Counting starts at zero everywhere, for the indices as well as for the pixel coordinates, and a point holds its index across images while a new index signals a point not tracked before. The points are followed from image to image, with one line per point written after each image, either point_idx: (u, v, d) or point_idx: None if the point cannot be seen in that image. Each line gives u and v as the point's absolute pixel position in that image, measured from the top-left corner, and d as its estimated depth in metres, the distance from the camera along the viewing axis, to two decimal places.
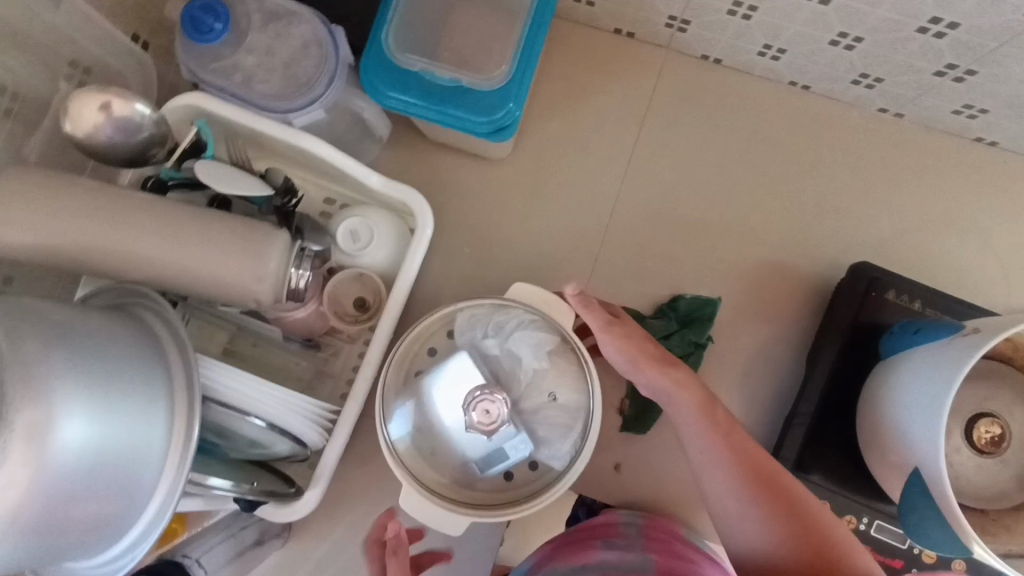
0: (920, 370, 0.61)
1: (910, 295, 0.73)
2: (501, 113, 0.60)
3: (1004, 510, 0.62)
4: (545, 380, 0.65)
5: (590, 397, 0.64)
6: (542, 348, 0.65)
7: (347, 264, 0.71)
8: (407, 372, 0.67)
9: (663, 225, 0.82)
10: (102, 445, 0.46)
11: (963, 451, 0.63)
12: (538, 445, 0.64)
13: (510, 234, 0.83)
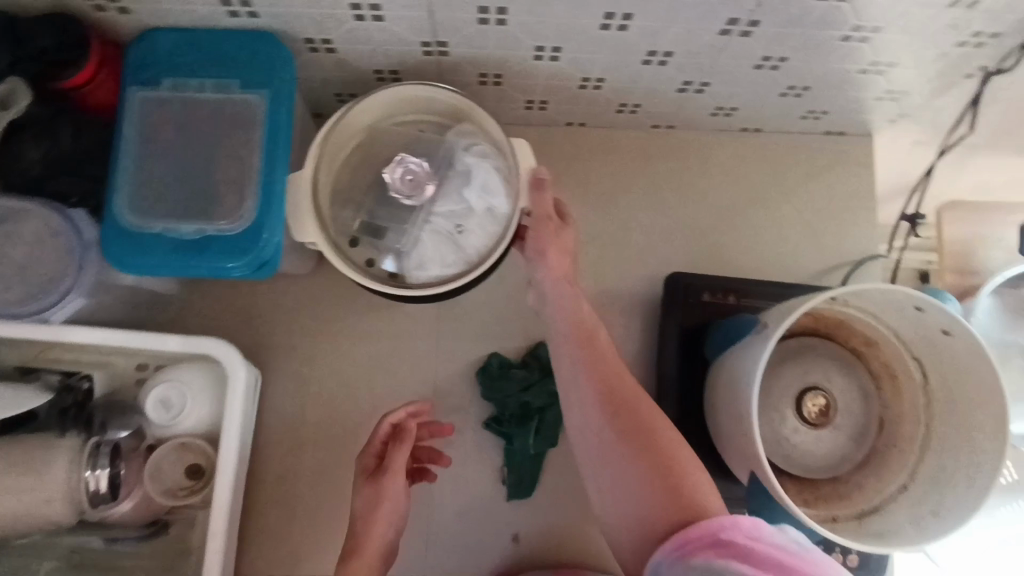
0: (735, 366, 0.64)
1: (724, 290, 0.77)
2: (257, 249, 0.61)
3: (850, 471, 0.69)
4: (469, 220, 0.69)
5: (491, 252, 0.67)
6: (486, 199, 0.69)
7: (166, 436, 0.67)
8: (348, 140, 0.72)
9: (492, 289, 0.83)
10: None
11: (801, 429, 0.69)
12: (425, 233, 0.69)
13: (345, 340, 0.81)
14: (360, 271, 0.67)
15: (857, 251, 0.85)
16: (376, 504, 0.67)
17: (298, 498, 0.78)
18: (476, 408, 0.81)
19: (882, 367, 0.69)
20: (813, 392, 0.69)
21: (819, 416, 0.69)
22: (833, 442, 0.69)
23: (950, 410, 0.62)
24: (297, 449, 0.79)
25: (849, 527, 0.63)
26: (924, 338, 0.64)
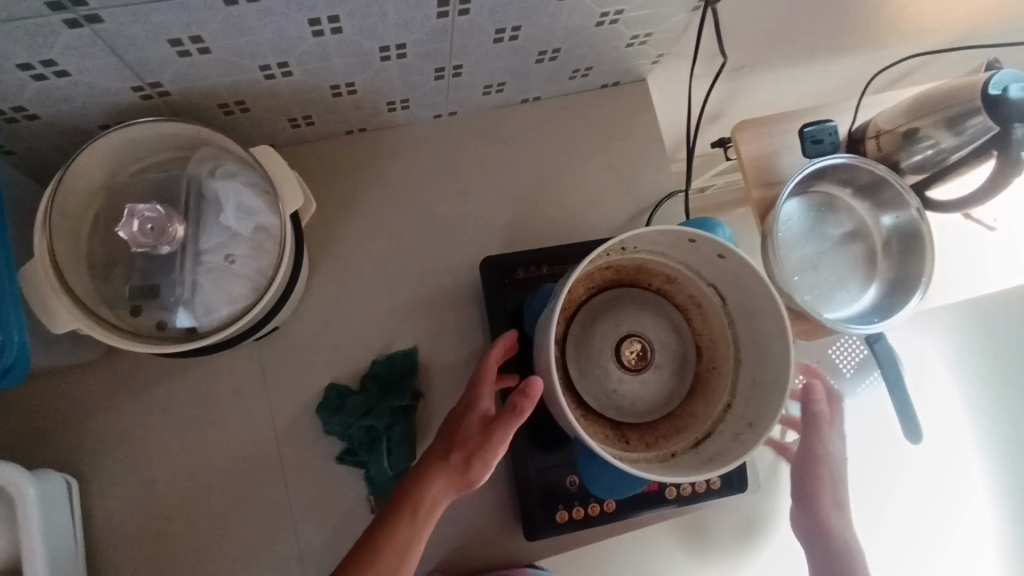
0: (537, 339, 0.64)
1: (536, 262, 0.79)
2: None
3: (682, 403, 0.72)
4: (237, 245, 0.64)
5: (274, 272, 0.62)
6: (250, 217, 0.64)
7: None
8: (86, 204, 0.66)
9: (312, 319, 0.80)
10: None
11: (623, 377, 0.73)
12: (200, 274, 0.63)
13: (165, 413, 0.76)
14: (138, 340, 0.61)
15: (659, 190, 0.88)
16: (476, 456, 0.62)
17: None
18: (326, 444, 0.78)
19: (688, 300, 0.72)
20: (627, 341, 0.74)
21: (639, 361, 0.74)
22: (657, 382, 0.74)
23: (750, 323, 0.65)
24: (140, 542, 0.73)
25: (687, 459, 0.65)
26: (708, 264, 0.65)
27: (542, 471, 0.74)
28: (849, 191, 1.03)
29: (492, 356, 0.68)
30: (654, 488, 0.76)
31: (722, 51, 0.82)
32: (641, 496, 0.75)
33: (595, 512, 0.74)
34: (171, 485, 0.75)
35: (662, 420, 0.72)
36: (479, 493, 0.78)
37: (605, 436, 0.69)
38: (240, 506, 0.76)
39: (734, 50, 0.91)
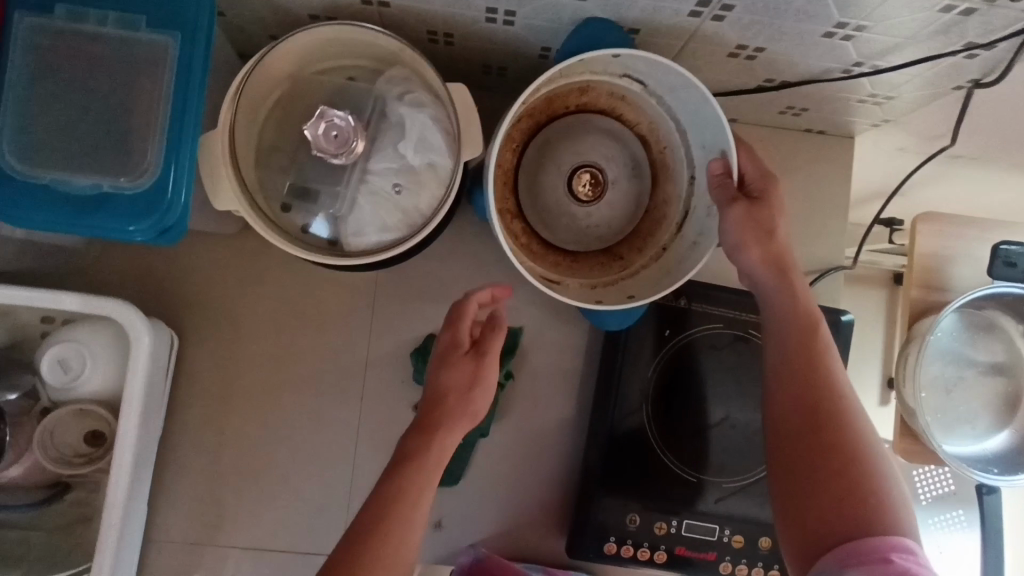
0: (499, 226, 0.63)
1: (676, 292, 0.73)
2: (161, 209, 0.56)
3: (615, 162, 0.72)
4: (406, 176, 0.62)
5: (433, 216, 0.60)
6: (427, 152, 0.61)
7: (64, 400, 0.63)
8: (271, 89, 0.65)
9: (435, 267, 0.79)
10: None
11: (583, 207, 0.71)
12: (360, 191, 0.62)
13: (272, 305, 0.77)
14: (288, 239, 0.61)
15: (822, 259, 0.81)
16: (476, 392, 0.60)
17: (215, 470, 0.75)
18: (407, 390, 0.77)
19: (610, 99, 0.69)
20: (578, 172, 0.71)
21: (594, 187, 0.71)
22: (622, 195, 0.72)
23: (698, 118, 0.63)
24: (216, 417, 0.76)
25: (679, 249, 0.66)
26: (618, 62, 0.61)
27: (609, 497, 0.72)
28: (1019, 326, 0.93)
29: (464, 297, 0.63)
30: (710, 557, 0.72)
31: (956, 138, 0.74)
32: (695, 560, 0.72)
33: (644, 557, 0.72)
34: (257, 374, 0.76)
35: (633, 236, 0.71)
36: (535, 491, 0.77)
37: (602, 263, 0.70)
38: (312, 419, 0.77)
39: (960, 138, 0.82)
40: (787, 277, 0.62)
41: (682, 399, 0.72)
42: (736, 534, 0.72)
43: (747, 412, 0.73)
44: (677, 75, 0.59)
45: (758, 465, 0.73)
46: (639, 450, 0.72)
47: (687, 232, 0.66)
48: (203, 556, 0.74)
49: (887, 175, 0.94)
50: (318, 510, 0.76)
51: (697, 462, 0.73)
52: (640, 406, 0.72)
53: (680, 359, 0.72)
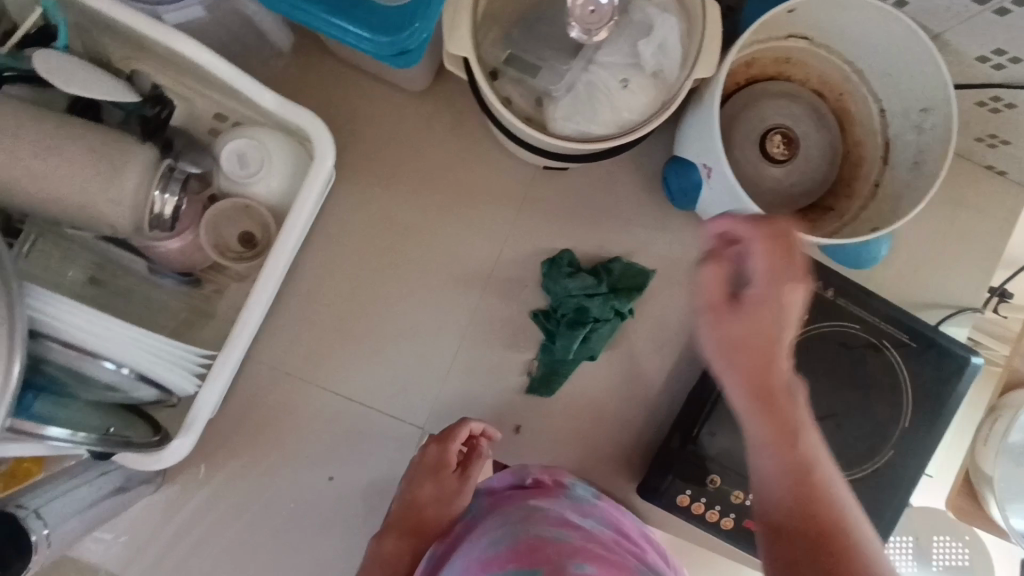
0: (713, 202, 0.63)
1: (826, 283, 0.72)
2: (404, 33, 0.53)
3: (802, 123, 0.71)
4: (636, 76, 0.59)
5: (653, 121, 0.58)
6: (665, 58, 0.59)
7: (232, 193, 0.63)
8: None
9: (597, 182, 0.76)
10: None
11: (772, 165, 0.70)
12: (583, 78, 0.59)
13: (426, 171, 0.76)
14: (501, 104, 0.59)
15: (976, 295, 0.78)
16: (455, 498, 0.72)
17: (329, 315, 0.76)
18: (529, 295, 0.77)
19: (776, 64, 0.69)
20: (770, 134, 0.70)
21: (788, 148, 0.70)
22: (814, 151, 0.71)
23: (884, 54, 0.62)
24: (344, 266, 0.76)
25: (897, 175, 0.66)
26: (802, 18, 0.62)
27: (700, 453, 0.72)
28: None
29: (444, 438, 0.71)
30: None
31: None
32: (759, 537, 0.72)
33: (713, 520, 0.72)
34: (393, 232, 0.76)
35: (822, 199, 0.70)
36: (620, 428, 0.78)
37: (813, 217, 0.70)
38: (432, 296, 0.76)
39: None
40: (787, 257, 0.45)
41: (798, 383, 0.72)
42: None
43: (852, 413, 0.73)
44: (874, 23, 0.59)
45: (847, 468, 0.73)
46: (743, 420, 0.72)
47: (895, 161, 0.66)
48: (296, 392, 0.76)
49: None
50: (412, 384, 0.77)
51: None
52: None
53: (809, 345, 0.72)
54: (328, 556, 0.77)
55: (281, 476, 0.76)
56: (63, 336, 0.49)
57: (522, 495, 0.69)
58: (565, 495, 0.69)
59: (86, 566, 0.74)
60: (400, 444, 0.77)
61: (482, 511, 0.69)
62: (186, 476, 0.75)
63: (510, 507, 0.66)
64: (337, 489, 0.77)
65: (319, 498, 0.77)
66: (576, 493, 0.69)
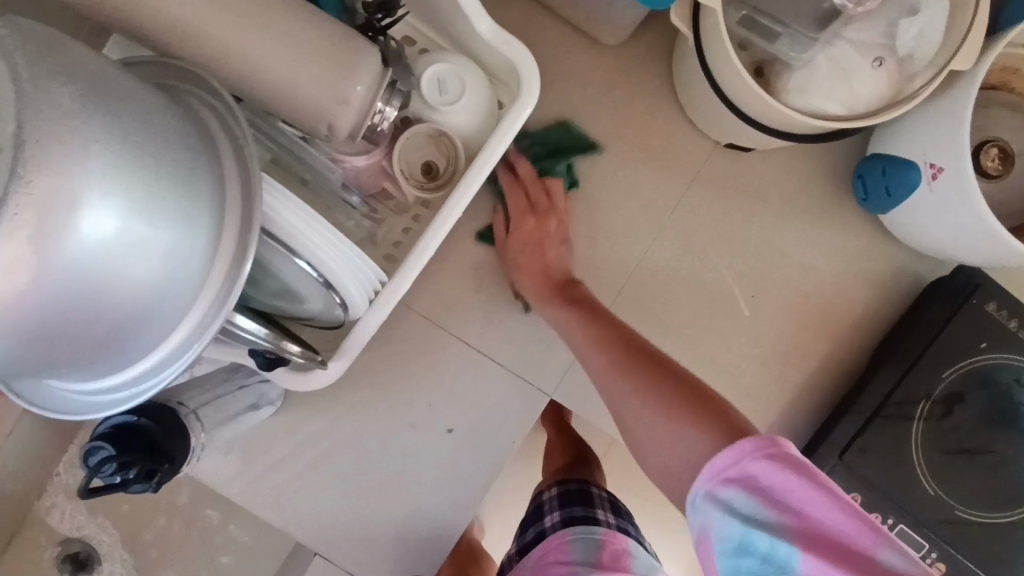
0: (933, 203, 0.59)
1: (1011, 312, 0.67)
2: None
3: (1020, 141, 0.65)
4: (885, 58, 0.55)
5: (894, 110, 0.54)
6: (923, 43, 0.54)
7: (426, 118, 0.60)
8: None
9: (775, 169, 0.72)
10: (129, 245, 0.35)
11: (980, 180, 0.65)
12: (828, 50, 0.55)
13: (598, 131, 0.72)
14: (730, 65, 0.55)
15: None
16: None
17: (476, 265, 0.73)
18: (681, 277, 0.73)
19: (1002, 74, 0.64)
20: (984, 147, 0.65)
21: (999, 164, 0.65)
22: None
23: None
24: (499, 215, 0.73)
25: None
26: None
27: (843, 466, 0.68)
28: None
29: None
30: None
31: None
32: None
33: None
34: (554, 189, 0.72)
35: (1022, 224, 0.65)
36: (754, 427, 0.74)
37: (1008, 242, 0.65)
38: (584, 260, 0.73)
39: None
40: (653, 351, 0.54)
41: (961, 411, 0.68)
42: (939, 561, 0.68)
43: (1012, 455, 0.68)
44: None
45: (996, 509, 0.68)
46: (897, 440, 0.68)
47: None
48: (430, 338, 0.73)
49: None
50: (548, 347, 0.74)
51: (943, 478, 0.68)
52: (917, 400, 0.68)
53: (981, 375, 0.68)
54: (437, 507, 0.76)
55: (401, 419, 0.74)
56: (277, 232, 0.47)
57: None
58: (570, 567, 0.63)
59: (197, 474, 0.74)
60: (526, 406, 0.75)
61: None
62: (309, 405, 0.74)
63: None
64: (452, 442, 0.75)
65: (437, 448, 0.75)
66: (581, 553, 0.64)
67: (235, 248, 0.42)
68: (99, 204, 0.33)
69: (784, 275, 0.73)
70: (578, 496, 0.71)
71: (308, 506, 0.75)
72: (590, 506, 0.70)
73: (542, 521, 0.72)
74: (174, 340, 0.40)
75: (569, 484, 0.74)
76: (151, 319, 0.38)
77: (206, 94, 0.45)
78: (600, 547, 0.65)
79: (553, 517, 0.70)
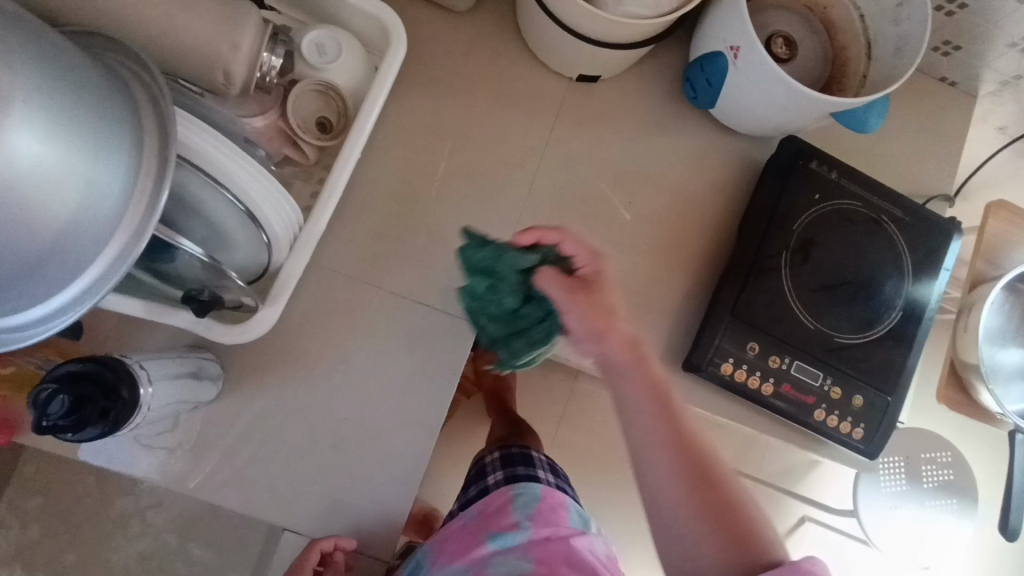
0: (743, 78, 0.73)
1: (830, 165, 0.82)
2: None
3: (797, 32, 0.82)
4: None
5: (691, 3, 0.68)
6: None
7: (311, 79, 0.67)
8: None
9: (622, 93, 0.85)
10: (57, 167, 0.40)
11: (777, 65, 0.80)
12: None
13: (469, 86, 0.82)
14: None
15: (947, 186, 0.89)
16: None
17: (386, 218, 0.79)
18: (567, 198, 0.84)
19: None
20: (774, 38, 0.80)
21: (788, 49, 0.80)
22: (809, 57, 0.82)
23: None
24: (397, 171, 0.80)
25: (880, 65, 0.77)
26: None
27: (736, 320, 0.79)
28: None
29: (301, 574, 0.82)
30: (809, 399, 0.80)
31: None
32: (796, 398, 0.80)
33: (754, 384, 0.79)
34: (441, 141, 0.81)
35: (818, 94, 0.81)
36: (660, 314, 0.84)
37: None
38: (481, 199, 0.82)
39: None
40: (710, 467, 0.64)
41: (817, 254, 0.81)
42: (835, 386, 0.80)
43: (865, 283, 0.82)
44: None
45: (863, 330, 0.82)
46: (773, 288, 0.80)
47: (878, 55, 0.77)
48: (357, 294, 0.78)
49: (972, 147, 1.10)
50: (466, 281, 0.81)
51: (818, 313, 0.81)
52: (780, 251, 0.80)
53: (822, 220, 0.82)
54: (396, 453, 0.79)
55: (343, 378, 0.78)
56: (202, 167, 0.52)
57: (476, 531, 0.76)
58: (512, 522, 0.75)
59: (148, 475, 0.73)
60: (457, 340, 0.80)
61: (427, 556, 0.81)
62: (249, 382, 0.75)
63: (457, 558, 0.75)
64: (396, 390, 0.79)
65: (384, 397, 0.79)
66: (522, 508, 0.76)
67: (155, 175, 0.47)
68: (27, 128, 0.38)
69: (652, 179, 0.85)
70: (520, 459, 0.87)
71: (268, 483, 0.75)
72: (531, 465, 0.86)
73: (486, 478, 0.87)
74: (101, 260, 0.45)
75: (510, 448, 0.90)
76: (80, 236, 0.43)
77: (115, 53, 0.50)
78: (540, 498, 0.78)
79: (496, 475, 0.85)
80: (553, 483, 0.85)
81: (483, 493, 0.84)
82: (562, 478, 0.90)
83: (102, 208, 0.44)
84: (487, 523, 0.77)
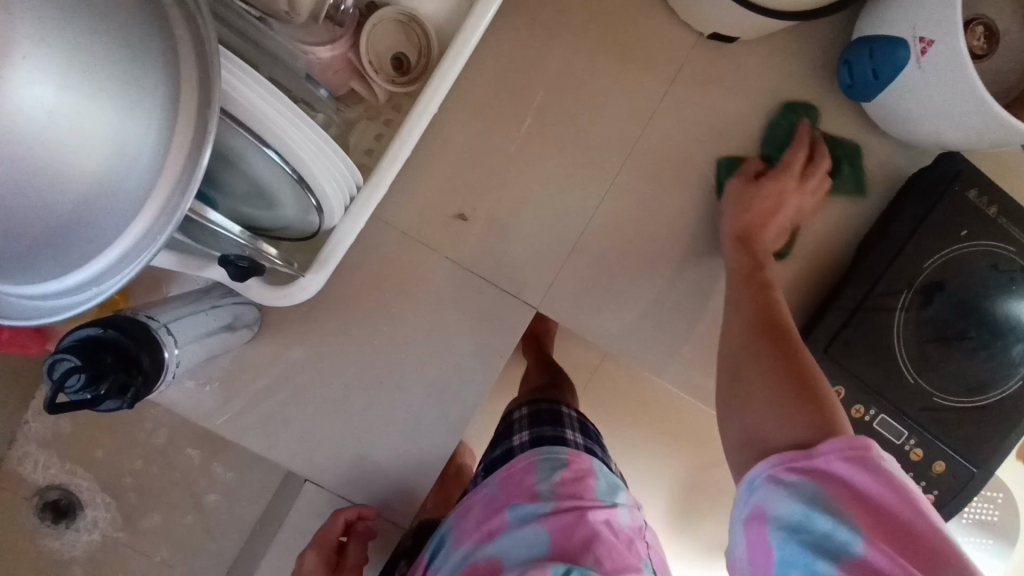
0: (922, 84, 0.58)
1: (990, 198, 0.68)
2: None
3: (1005, 24, 0.64)
4: None
5: None
6: None
7: (393, 3, 0.56)
8: None
9: (758, 63, 0.70)
10: (63, 124, 0.33)
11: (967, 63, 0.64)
12: None
13: (578, 30, 0.68)
14: None
15: None
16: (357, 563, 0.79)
17: (454, 174, 0.69)
18: (666, 181, 0.72)
19: None
20: (972, 25, 0.64)
21: (987, 44, 0.64)
22: (1012, 57, 0.64)
23: None
24: (477, 123, 0.69)
25: None
26: None
27: (828, 362, 0.69)
28: None
29: (321, 543, 0.77)
30: (884, 457, 0.70)
31: None
32: None
33: None
34: (533, 93, 0.69)
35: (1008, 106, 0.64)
36: None
37: None
38: (567, 168, 0.71)
39: None
40: (782, 333, 0.63)
41: (944, 299, 0.69)
42: (917, 447, 0.70)
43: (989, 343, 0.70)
44: None
45: (974, 395, 0.71)
46: (880, 330, 0.69)
47: None
48: (411, 254, 0.71)
49: None
50: (532, 259, 0.72)
51: (924, 367, 0.70)
52: (901, 290, 0.68)
53: (962, 262, 0.69)
54: (427, 428, 0.75)
55: (385, 340, 0.72)
56: (239, 118, 0.43)
57: (498, 502, 0.75)
58: (533, 495, 0.72)
59: (176, 408, 0.70)
60: (512, 319, 0.73)
61: (453, 526, 0.79)
62: (286, 331, 0.71)
63: (479, 528, 0.74)
64: (440, 362, 0.73)
65: (425, 367, 0.73)
66: (544, 478, 0.74)
67: (189, 151, 0.37)
68: (22, 70, 0.31)
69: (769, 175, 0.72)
70: (547, 420, 0.84)
71: (298, 431, 0.73)
72: (558, 425, 0.83)
73: (511, 439, 0.85)
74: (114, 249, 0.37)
75: (538, 406, 0.88)
76: (82, 220, 0.36)
77: None
78: (563, 467, 0.75)
79: (521, 437, 0.83)
80: (582, 445, 0.81)
81: (506, 455, 0.83)
82: (591, 436, 0.87)
83: (120, 187, 0.36)
84: (508, 496, 0.75)
